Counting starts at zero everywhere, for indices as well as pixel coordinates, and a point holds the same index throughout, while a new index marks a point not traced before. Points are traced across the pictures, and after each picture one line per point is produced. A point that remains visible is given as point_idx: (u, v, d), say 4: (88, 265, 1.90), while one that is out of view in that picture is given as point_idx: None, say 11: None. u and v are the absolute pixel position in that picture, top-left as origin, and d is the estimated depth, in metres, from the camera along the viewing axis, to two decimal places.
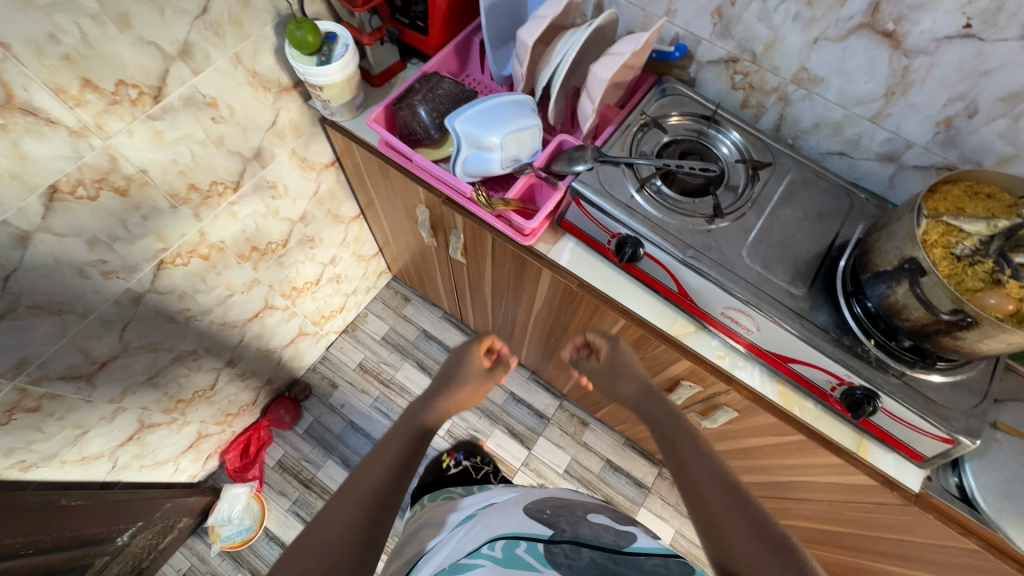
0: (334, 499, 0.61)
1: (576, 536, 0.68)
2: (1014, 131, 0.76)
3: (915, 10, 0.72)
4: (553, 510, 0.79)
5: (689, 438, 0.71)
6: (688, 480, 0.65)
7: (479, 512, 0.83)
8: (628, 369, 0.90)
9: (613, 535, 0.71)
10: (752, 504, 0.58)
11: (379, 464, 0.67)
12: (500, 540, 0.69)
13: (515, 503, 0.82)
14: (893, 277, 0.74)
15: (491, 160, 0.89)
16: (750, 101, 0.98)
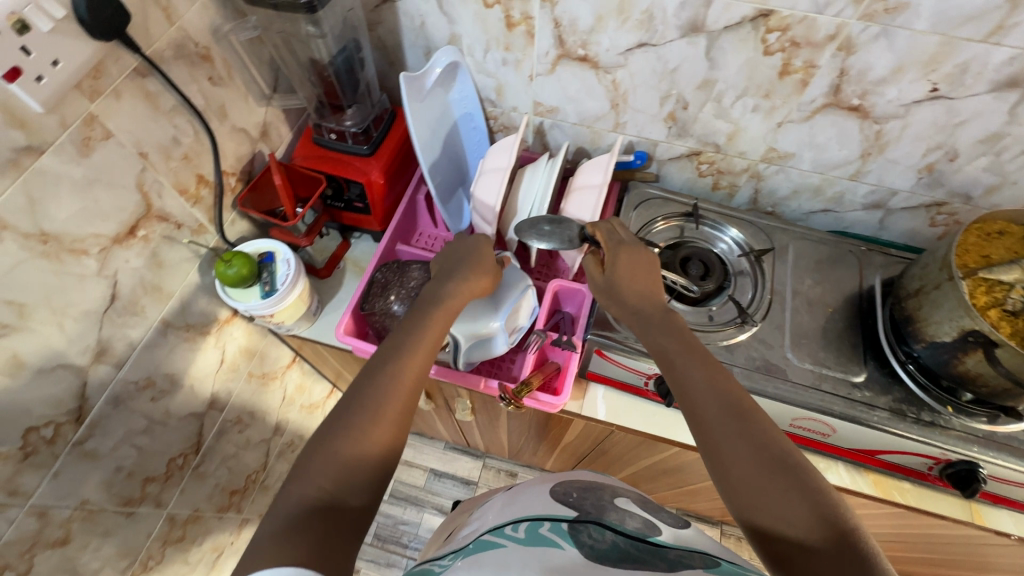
0: (339, 424, 0.53)
1: (603, 519, 0.53)
2: (997, 164, 0.76)
3: (878, 85, 0.70)
4: (580, 490, 0.62)
5: (690, 353, 0.63)
6: (687, 405, 0.59)
7: (493, 503, 0.66)
8: (632, 286, 0.72)
9: (640, 523, 0.55)
10: (765, 433, 0.53)
11: (386, 372, 0.58)
12: (524, 522, 0.53)
13: (533, 487, 0.65)
14: (958, 347, 0.69)
15: (495, 343, 0.82)
16: (721, 183, 0.95)
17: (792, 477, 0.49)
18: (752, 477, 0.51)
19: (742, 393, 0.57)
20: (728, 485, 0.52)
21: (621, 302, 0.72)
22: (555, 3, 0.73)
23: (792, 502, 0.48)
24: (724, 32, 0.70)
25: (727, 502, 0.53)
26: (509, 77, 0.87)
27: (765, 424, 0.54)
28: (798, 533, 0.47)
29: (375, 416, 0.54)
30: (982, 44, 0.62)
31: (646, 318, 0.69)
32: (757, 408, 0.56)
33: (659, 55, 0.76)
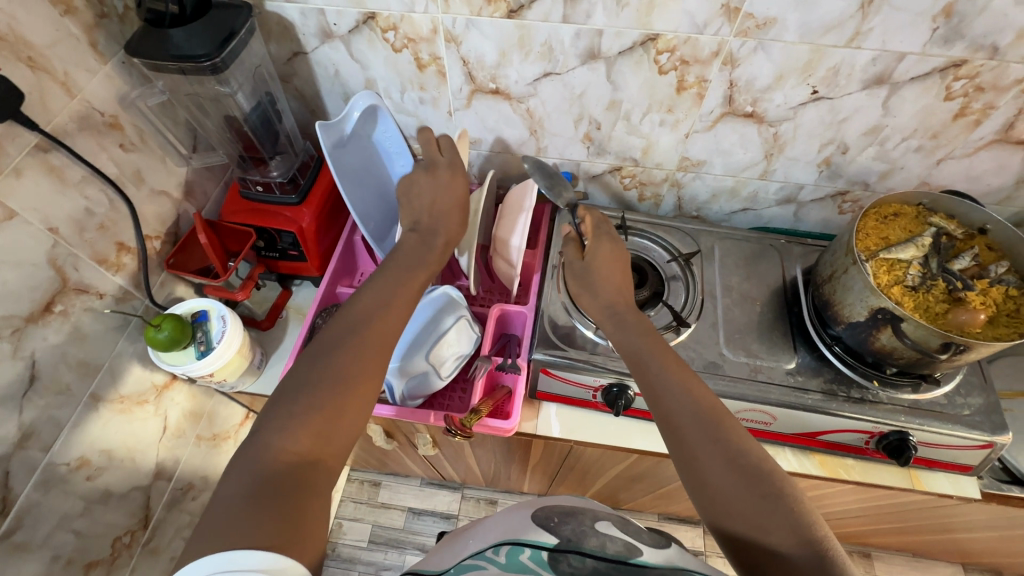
0: (299, 391, 0.52)
1: (583, 545, 0.48)
2: (884, 152, 0.82)
3: (765, 92, 0.76)
4: (562, 516, 0.51)
5: (660, 362, 0.63)
6: (662, 414, 0.59)
7: (485, 515, 0.59)
8: (606, 278, 0.76)
9: (623, 544, 0.49)
10: (739, 441, 0.54)
11: (342, 347, 0.56)
12: (506, 544, 0.48)
13: (518, 511, 0.53)
14: (871, 325, 0.74)
15: (430, 378, 0.84)
16: (646, 194, 1.00)
17: (766, 486, 0.50)
18: (726, 485, 0.51)
19: (715, 402, 0.58)
20: (702, 493, 0.53)
21: (596, 303, 0.74)
22: (459, 43, 0.76)
23: (764, 510, 0.49)
24: (620, 57, 0.75)
25: (699, 508, 0.54)
26: (429, 114, 0.90)
27: (738, 432, 0.55)
28: (769, 540, 0.48)
29: (341, 383, 0.54)
30: (846, 49, 0.68)
31: (620, 319, 0.71)
32: (730, 416, 0.57)
33: (564, 82, 0.80)
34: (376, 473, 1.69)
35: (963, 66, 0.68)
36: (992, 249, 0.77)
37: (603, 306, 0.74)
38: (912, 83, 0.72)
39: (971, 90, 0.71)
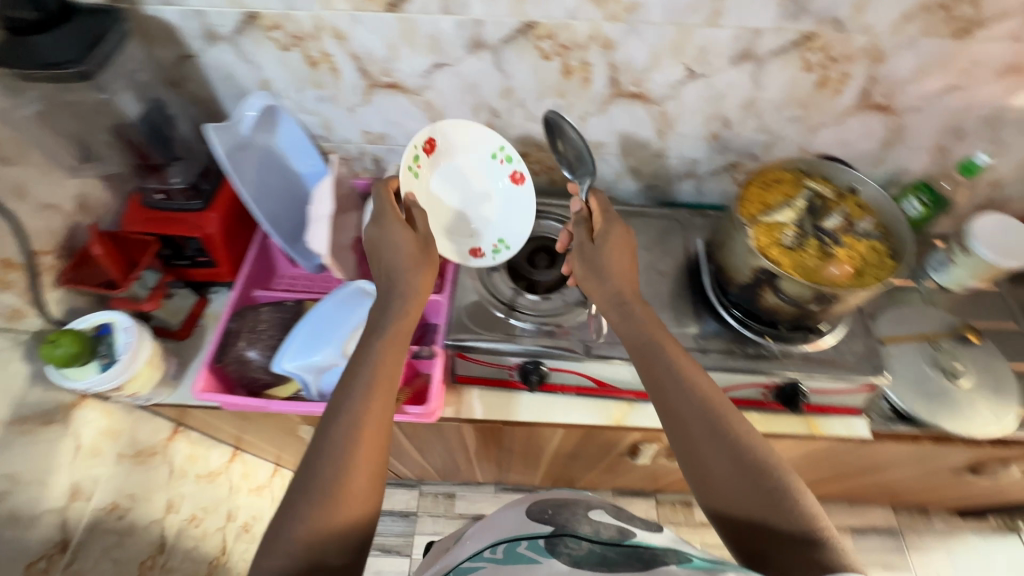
0: (302, 487, 0.55)
1: (577, 530, 0.55)
2: (764, 124, 0.88)
3: (645, 73, 0.80)
4: (555, 507, 0.63)
5: (669, 363, 0.65)
6: (671, 416, 0.62)
7: (474, 533, 0.65)
8: (617, 266, 0.74)
9: (613, 532, 0.57)
10: (742, 436, 0.59)
11: (331, 429, 0.58)
12: (501, 542, 0.56)
13: (510, 511, 0.65)
14: (755, 286, 0.80)
15: (343, 371, 0.81)
16: (556, 178, 1.03)
17: (768, 479, 0.56)
18: (731, 479, 0.56)
19: (722, 403, 0.62)
20: (705, 482, 0.58)
21: (602, 291, 0.73)
22: (346, 39, 0.77)
23: (768, 501, 0.54)
24: (504, 45, 0.77)
25: (699, 494, 0.60)
26: (331, 112, 0.90)
27: (741, 427, 0.60)
28: (772, 529, 0.54)
29: (342, 468, 0.56)
30: (709, 27, 0.73)
31: (629, 310, 0.71)
32: (733, 410, 0.61)
33: (456, 73, 0.82)
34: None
35: (814, 39, 0.74)
36: (862, 207, 0.84)
37: (609, 296, 0.72)
38: (774, 57, 0.77)
39: (826, 61, 0.77)
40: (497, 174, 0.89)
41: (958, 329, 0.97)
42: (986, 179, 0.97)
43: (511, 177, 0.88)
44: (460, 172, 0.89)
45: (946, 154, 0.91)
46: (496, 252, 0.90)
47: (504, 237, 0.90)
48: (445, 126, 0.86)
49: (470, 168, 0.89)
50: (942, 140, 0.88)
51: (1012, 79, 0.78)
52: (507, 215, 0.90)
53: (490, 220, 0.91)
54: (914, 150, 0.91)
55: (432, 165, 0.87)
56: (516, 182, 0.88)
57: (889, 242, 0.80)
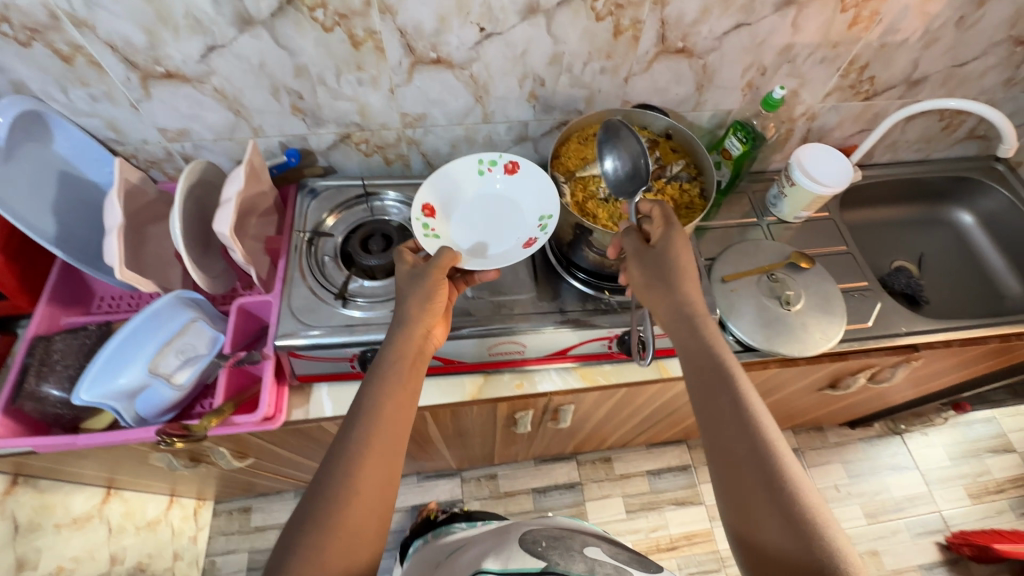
0: (294, 537, 0.54)
1: (569, 568, 0.64)
2: (576, 78, 0.87)
3: (438, 36, 0.77)
4: (549, 540, 0.73)
5: (735, 392, 0.59)
6: (722, 443, 0.58)
7: (477, 543, 0.79)
8: (678, 266, 0.68)
9: (608, 569, 0.66)
10: (796, 486, 0.53)
11: (336, 482, 0.57)
12: (490, 573, 0.64)
13: (507, 537, 0.75)
14: (580, 243, 0.82)
15: (153, 388, 0.75)
16: (391, 157, 0.98)
17: (815, 538, 0.50)
18: (776, 530, 0.52)
19: (786, 454, 0.55)
20: (746, 523, 0.54)
21: (665, 304, 0.67)
22: (92, 26, 0.69)
23: (810, 565, 0.49)
24: (275, 19, 0.71)
25: (733, 531, 0.56)
26: (113, 112, 0.81)
27: (795, 473, 0.54)
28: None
29: (333, 530, 0.55)
30: None
31: (697, 324, 0.65)
32: (790, 455, 0.56)
33: (236, 54, 0.75)
34: (242, 499, 1.52)
35: None
36: (676, 150, 0.86)
37: (672, 308, 0.67)
38: (561, 8, 0.76)
39: (613, 8, 0.76)
40: (490, 183, 0.85)
41: (791, 258, 1.02)
42: (799, 112, 1.01)
43: (505, 172, 0.85)
44: (473, 202, 0.84)
45: (755, 91, 0.94)
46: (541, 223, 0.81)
47: (545, 211, 0.81)
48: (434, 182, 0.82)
49: (478, 194, 0.85)
50: (748, 77, 0.91)
51: (790, 11, 0.81)
52: (527, 198, 0.83)
53: (519, 208, 0.83)
54: (726, 90, 0.94)
55: (445, 216, 0.82)
56: (511, 173, 0.85)
57: (699, 182, 0.83)
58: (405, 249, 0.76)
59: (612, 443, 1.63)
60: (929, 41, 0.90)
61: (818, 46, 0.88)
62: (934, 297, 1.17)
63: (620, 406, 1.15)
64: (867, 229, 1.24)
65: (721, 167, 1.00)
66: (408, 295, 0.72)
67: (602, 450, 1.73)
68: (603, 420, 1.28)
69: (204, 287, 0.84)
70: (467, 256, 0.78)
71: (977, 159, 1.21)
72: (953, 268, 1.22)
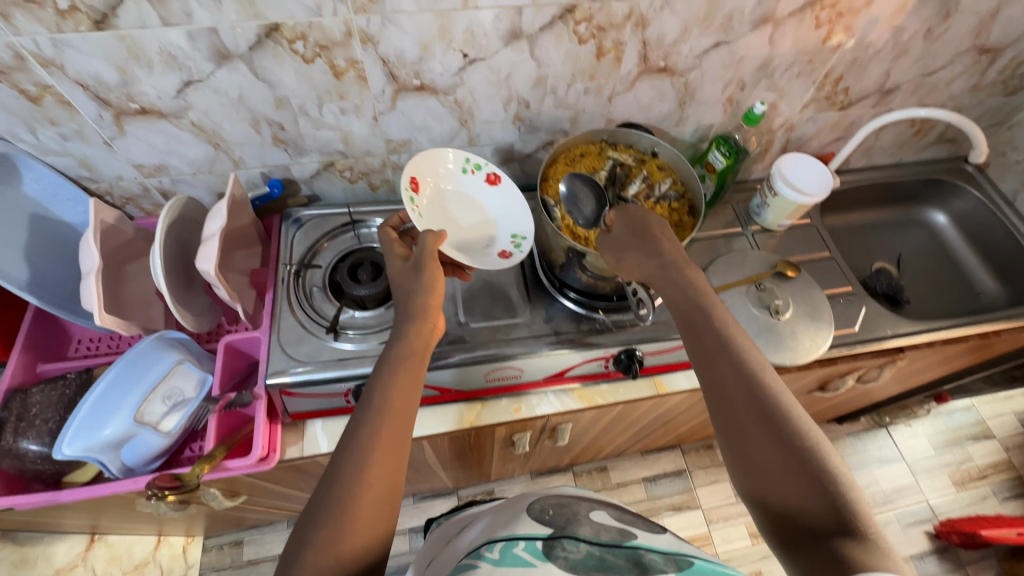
0: (316, 504, 0.54)
1: (576, 532, 0.57)
2: (561, 99, 0.87)
3: (421, 63, 0.76)
4: (556, 507, 0.65)
5: (719, 334, 0.63)
6: (713, 382, 0.60)
7: (483, 521, 0.71)
8: (658, 234, 0.72)
9: (614, 533, 0.59)
10: (789, 417, 0.55)
11: (350, 447, 0.57)
12: (499, 542, 0.56)
13: (515, 509, 0.67)
14: (573, 265, 0.81)
15: (139, 439, 0.72)
16: (376, 183, 0.97)
17: (809, 461, 0.52)
18: (773, 461, 0.54)
19: (773, 381, 0.58)
20: (745, 457, 0.56)
21: (648, 268, 0.70)
22: (60, 66, 0.66)
23: (805, 476, 0.52)
24: (253, 52, 0.70)
25: (735, 471, 0.58)
26: (86, 150, 0.78)
27: (789, 406, 0.56)
28: (805, 510, 0.51)
29: (352, 492, 0.54)
30: (467, 11, 0.70)
31: (681, 276, 0.68)
32: (784, 390, 0.58)
33: (213, 88, 0.73)
34: (235, 530, 1.35)
35: (576, 10, 0.73)
36: (663, 168, 0.86)
37: (655, 267, 0.70)
38: (544, 32, 0.75)
39: (595, 31, 0.77)
40: (468, 185, 0.85)
41: (777, 267, 1.03)
42: (778, 123, 1.03)
43: (487, 180, 0.85)
44: (452, 198, 0.84)
45: (735, 105, 0.96)
46: (515, 239, 0.84)
47: (519, 230, 0.85)
48: (420, 164, 0.82)
49: (458, 194, 0.85)
50: (728, 92, 0.93)
51: (767, 28, 0.82)
52: (502, 211, 0.86)
53: (494, 221, 0.86)
54: (708, 106, 0.95)
55: (426, 204, 0.82)
56: (493, 184, 0.86)
57: (687, 200, 0.84)
58: (391, 237, 0.78)
59: (608, 453, 1.63)
60: (899, 52, 0.92)
61: (794, 61, 0.89)
62: (914, 296, 1.20)
63: (616, 420, 1.15)
64: (847, 233, 1.26)
65: (706, 180, 1.02)
66: (416, 292, 0.71)
67: (598, 460, 1.73)
68: (599, 433, 1.28)
69: (190, 326, 0.81)
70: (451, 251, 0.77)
71: (947, 160, 1.25)
72: (930, 267, 1.25)
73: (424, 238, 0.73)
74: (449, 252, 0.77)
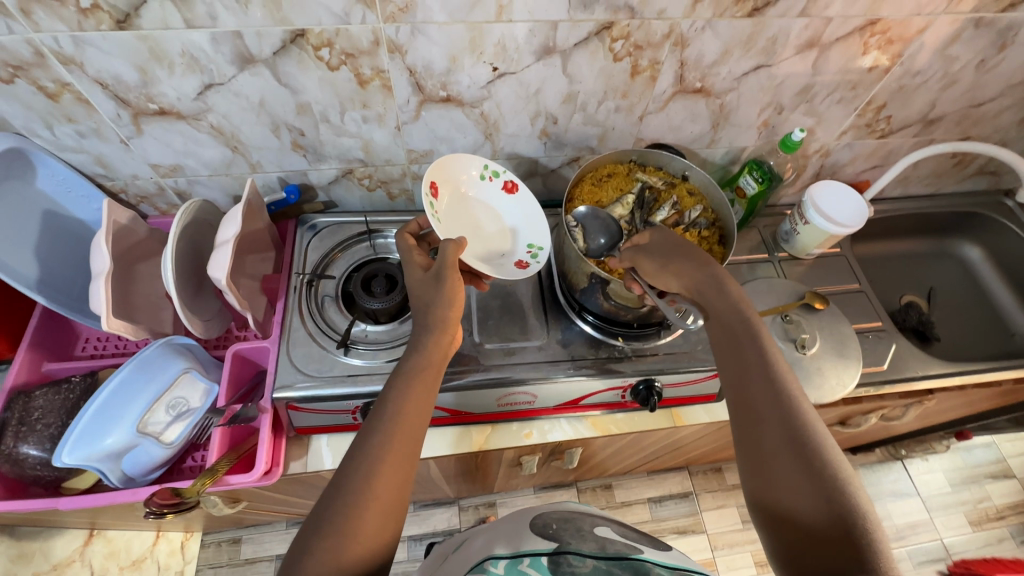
0: (325, 510, 0.54)
1: (580, 547, 0.62)
2: (590, 116, 0.84)
3: (449, 75, 0.73)
4: (559, 523, 0.71)
5: (755, 353, 0.61)
6: (743, 400, 0.60)
7: (484, 532, 0.76)
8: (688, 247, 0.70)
9: (619, 547, 0.64)
10: (815, 445, 0.54)
11: (358, 457, 0.57)
12: (502, 558, 0.60)
13: (516, 524, 0.73)
14: (594, 292, 0.78)
15: (144, 449, 0.71)
16: (395, 192, 0.94)
17: (833, 494, 0.51)
18: (794, 486, 0.53)
19: (805, 406, 0.57)
20: (764, 478, 0.56)
21: (695, 277, 0.68)
22: (80, 64, 0.64)
23: (822, 504, 0.51)
24: (277, 58, 0.67)
25: (751, 489, 0.58)
26: (102, 148, 0.76)
27: (820, 436, 0.55)
28: (815, 537, 0.51)
29: (362, 500, 0.54)
30: (500, 24, 0.67)
31: (724, 286, 0.66)
32: (818, 419, 0.56)
33: (234, 92, 0.71)
34: (234, 529, 1.35)
35: (613, 27, 0.70)
36: (693, 193, 0.83)
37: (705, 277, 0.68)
38: (578, 48, 0.72)
39: (632, 49, 0.73)
40: (485, 193, 0.83)
41: (805, 298, 0.99)
42: (814, 149, 0.99)
43: (504, 189, 0.83)
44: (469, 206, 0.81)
45: (771, 129, 0.92)
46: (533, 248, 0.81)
47: (534, 240, 0.82)
48: (437, 167, 0.78)
49: (475, 202, 0.82)
50: (765, 115, 0.89)
51: (812, 53, 0.78)
52: (520, 220, 0.83)
53: (510, 228, 0.83)
54: (742, 128, 0.91)
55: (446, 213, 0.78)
56: (509, 192, 0.83)
57: (717, 228, 0.80)
58: (411, 246, 0.74)
59: (614, 472, 1.59)
60: (948, 83, 0.88)
61: (837, 87, 0.85)
62: (944, 334, 1.15)
63: (626, 445, 1.12)
64: (876, 263, 1.22)
65: (735, 205, 0.98)
66: (436, 304, 0.66)
67: (603, 478, 1.69)
68: (608, 454, 1.25)
69: (201, 331, 0.80)
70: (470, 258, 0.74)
71: (985, 194, 1.20)
72: (962, 303, 1.21)
73: (446, 248, 0.67)
74: (473, 261, 0.74)
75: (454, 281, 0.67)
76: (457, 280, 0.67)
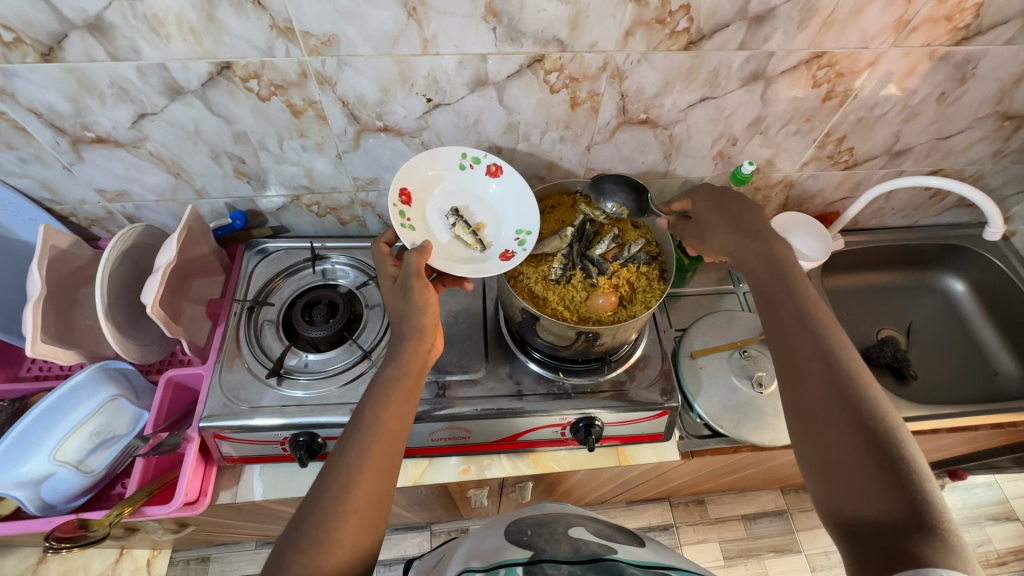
0: (300, 522, 0.51)
1: (555, 555, 0.57)
2: (535, 146, 0.83)
3: (383, 106, 0.73)
4: (534, 528, 0.67)
5: (799, 306, 0.59)
6: (784, 353, 0.57)
7: (459, 543, 0.73)
8: (739, 214, 0.70)
9: (594, 548, 0.61)
10: (867, 397, 0.51)
11: (337, 464, 0.55)
12: (477, 570, 0.55)
13: (493, 531, 0.70)
14: (530, 326, 0.75)
15: (62, 476, 0.72)
16: (345, 218, 0.94)
17: (891, 458, 0.47)
18: (839, 439, 0.50)
19: (854, 361, 0.54)
20: (809, 424, 0.53)
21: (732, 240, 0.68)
22: (12, 94, 0.65)
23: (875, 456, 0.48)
24: (206, 89, 0.68)
25: (805, 466, 0.53)
26: (46, 173, 0.77)
27: (868, 386, 0.52)
28: (869, 490, 0.47)
29: (342, 510, 0.52)
30: (427, 56, 0.67)
31: (765, 243, 0.66)
32: (864, 371, 0.54)
33: (169, 121, 0.72)
34: (202, 547, 1.32)
35: (545, 60, 0.69)
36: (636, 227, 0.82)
37: (743, 238, 0.67)
38: (512, 80, 0.71)
39: (567, 81, 0.72)
40: (468, 183, 0.79)
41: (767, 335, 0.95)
42: (776, 179, 0.96)
43: (487, 174, 0.79)
44: (451, 202, 0.78)
45: (727, 160, 0.90)
46: (453, 219, 0.76)
47: (523, 225, 0.77)
48: (407, 170, 0.75)
49: (458, 191, 0.79)
50: (718, 146, 0.87)
51: (758, 85, 0.76)
52: (507, 207, 0.79)
53: (496, 216, 0.79)
54: (696, 159, 0.89)
55: (419, 214, 0.75)
56: (494, 176, 0.79)
57: (659, 262, 0.78)
58: (384, 254, 0.72)
59: (589, 502, 1.53)
60: (910, 115, 0.85)
61: (790, 118, 0.83)
62: (922, 372, 1.10)
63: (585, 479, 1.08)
64: (851, 294, 1.18)
65: None
66: (408, 314, 0.65)
67: None
68: (573, 486, 1.21)
69: (135, 356, 0.79)
70: (445, 263, 0.72)
71: (968, 227, 1.16)
72: (944, 340, 1.15)
73: (408, 257, 0.67)
74: (440, 263, 0.71)
75: (419, 286, 0.65)
76: (423, 286, 0.66)
